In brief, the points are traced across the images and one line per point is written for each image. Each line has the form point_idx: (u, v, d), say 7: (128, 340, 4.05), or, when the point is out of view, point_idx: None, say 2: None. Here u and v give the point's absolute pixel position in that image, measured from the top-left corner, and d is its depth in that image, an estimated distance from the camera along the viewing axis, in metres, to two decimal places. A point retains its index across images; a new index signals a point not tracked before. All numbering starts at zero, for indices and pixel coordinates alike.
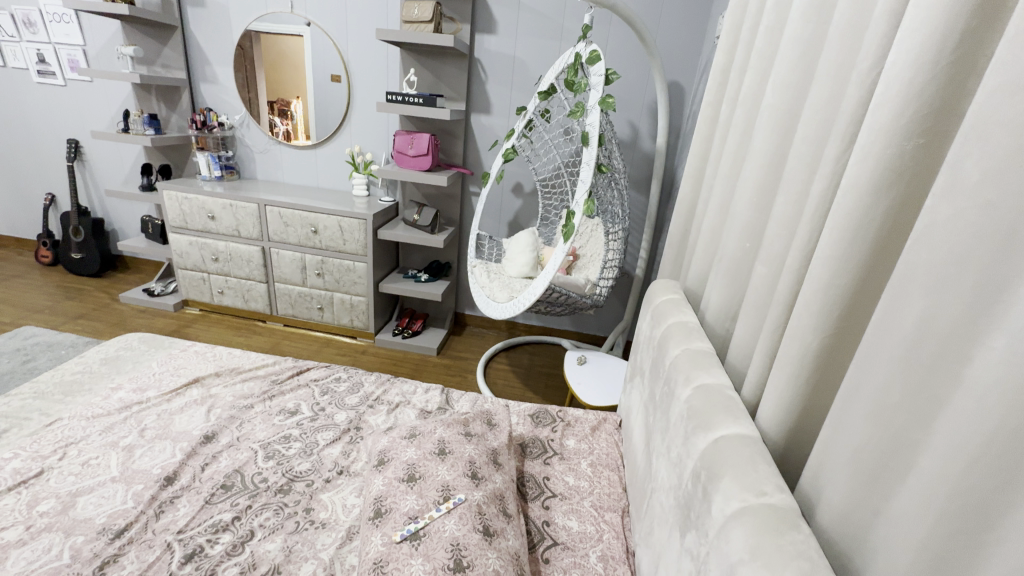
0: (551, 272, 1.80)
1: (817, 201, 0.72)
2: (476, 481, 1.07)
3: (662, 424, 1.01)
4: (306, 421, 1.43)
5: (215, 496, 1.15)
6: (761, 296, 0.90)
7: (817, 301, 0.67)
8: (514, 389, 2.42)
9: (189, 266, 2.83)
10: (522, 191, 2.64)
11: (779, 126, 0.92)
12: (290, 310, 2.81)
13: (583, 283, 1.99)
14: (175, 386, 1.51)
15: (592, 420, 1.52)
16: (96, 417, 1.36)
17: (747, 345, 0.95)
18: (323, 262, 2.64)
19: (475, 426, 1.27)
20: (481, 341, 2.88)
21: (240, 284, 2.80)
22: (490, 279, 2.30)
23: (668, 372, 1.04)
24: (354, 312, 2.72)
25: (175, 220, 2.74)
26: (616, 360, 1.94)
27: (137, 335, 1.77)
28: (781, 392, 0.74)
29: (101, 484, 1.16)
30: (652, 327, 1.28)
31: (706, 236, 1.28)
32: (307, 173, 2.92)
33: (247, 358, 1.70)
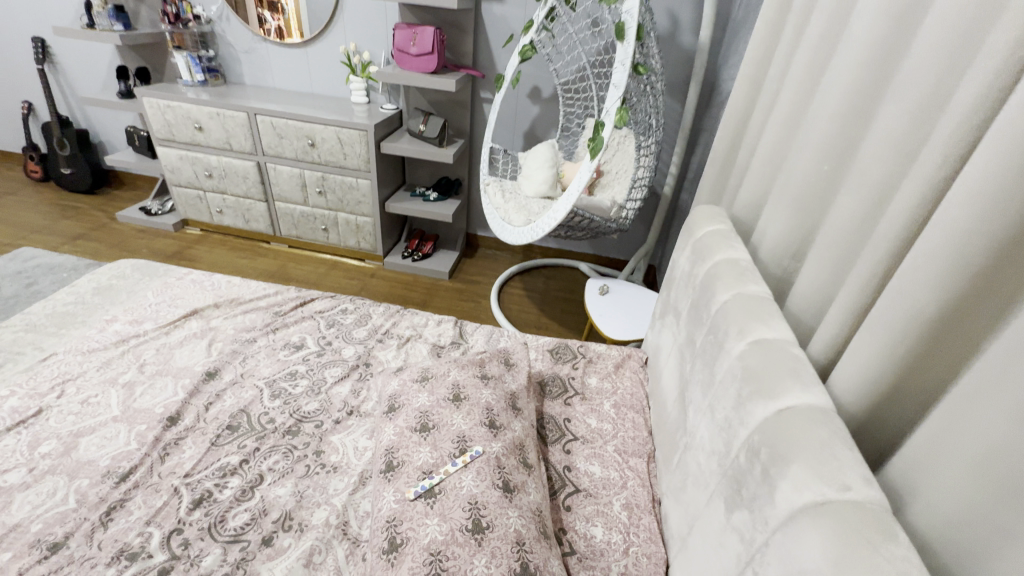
0: (577, 192, 1.63)
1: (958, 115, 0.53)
2: (494, 431, 0.99)
3: (703, 378, 0.89)
4: (313, 357, 1.35)
5: (221, 437, 1.10)
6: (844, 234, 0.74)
7: (946, 255, 0.51)
8: (529, 315, 2.32)
9: (183, 183, 2.65)
10: (541, 97, 2.34)
11: (898, 7, 0.70)
12: (293, 231, 2.67)
13: (609, 205, 1.80)
14: (173, 318, 1.42)
15: (616, 356, 1.42)
16: (92, 351, 1.29)
17: (815, 293, 0.80)
18: (323, 178, 2.44)
19: (492, 368, 1.18)
20: (495, 264, 2.75)
21: (238, 202, 2.64)
22: (505, 199, 2.11)
23: (714, 322, 0.90)
24: (360, 233, 2.57)
25: (161, 131, 2.51)
26: (640, 289, 1.80)
27: (129, 261, 1.66)
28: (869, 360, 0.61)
29: (103, 424, 1.11)
30: (691, 264, 1.12)
31: (765, 156, 1.08)
32: (300, 77, 2.62)
33: (247, 287, 1.59)
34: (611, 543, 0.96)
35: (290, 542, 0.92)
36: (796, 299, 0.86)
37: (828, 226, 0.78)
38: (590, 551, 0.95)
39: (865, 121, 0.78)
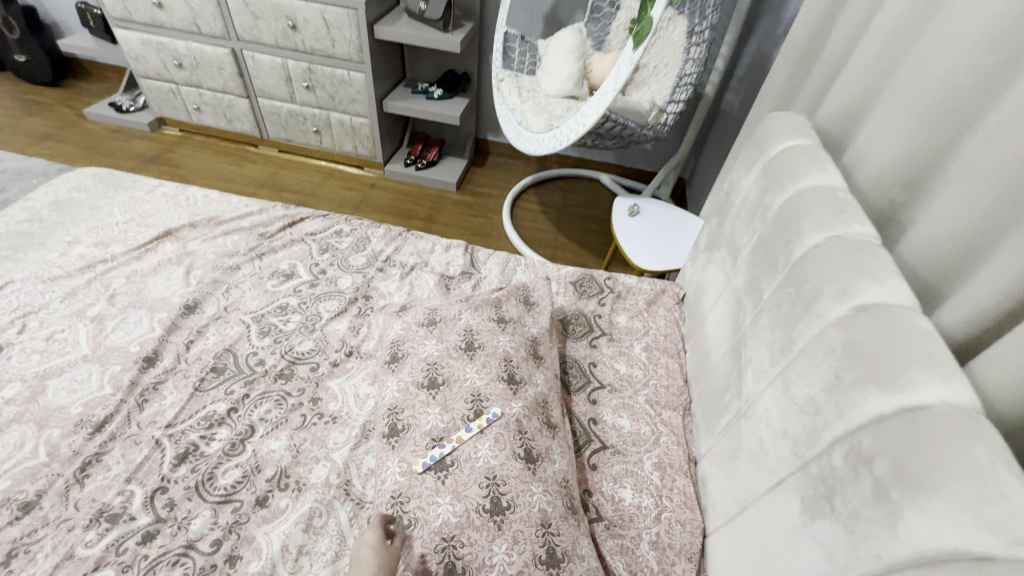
0: (613, 92, 1.35)
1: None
2: (513, 388, 0.85)
3: (774, 341, 0.72)
4: (305, 287, 1.19)
5: (205, 382, 0.98)
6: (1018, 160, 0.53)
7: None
8: (544, 233, 2.12)
9: (152, 74, 2.32)
10: None
11: None
12: (282, 133, 2.38)
13: (647, 109, 1.51)
14: (143, 240, 1.24)
15: (649, 290, 1.25)
16: (55, 279, 1.13)
17: (951, 238, 0.60)
18: (309, 70, 2.10)
19: (510, 309, 1.02)
20: (507, 174, 2.48)
21: (216, 98, 2.32)
22: (522, 99, 1.81)
23: (796, 271, 0.71)
24: (356, 137, 2.29)
25: (115, 9, 2.13)
26: (675, 211, 1.57)
27: (91, 171, 1.44)
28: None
29: (72, 365, 0.98)
30: (760, 191, 0.89)
31: (880, 46, 0.81)
32: None
33: (227, 204, 1.39)
34: (642, 507, 0.87)
35: (287, 504, 0.83)
36: (916, 244, 0.66)
37: (990, 144, 0.57)
38: (618, 517, 0.86)
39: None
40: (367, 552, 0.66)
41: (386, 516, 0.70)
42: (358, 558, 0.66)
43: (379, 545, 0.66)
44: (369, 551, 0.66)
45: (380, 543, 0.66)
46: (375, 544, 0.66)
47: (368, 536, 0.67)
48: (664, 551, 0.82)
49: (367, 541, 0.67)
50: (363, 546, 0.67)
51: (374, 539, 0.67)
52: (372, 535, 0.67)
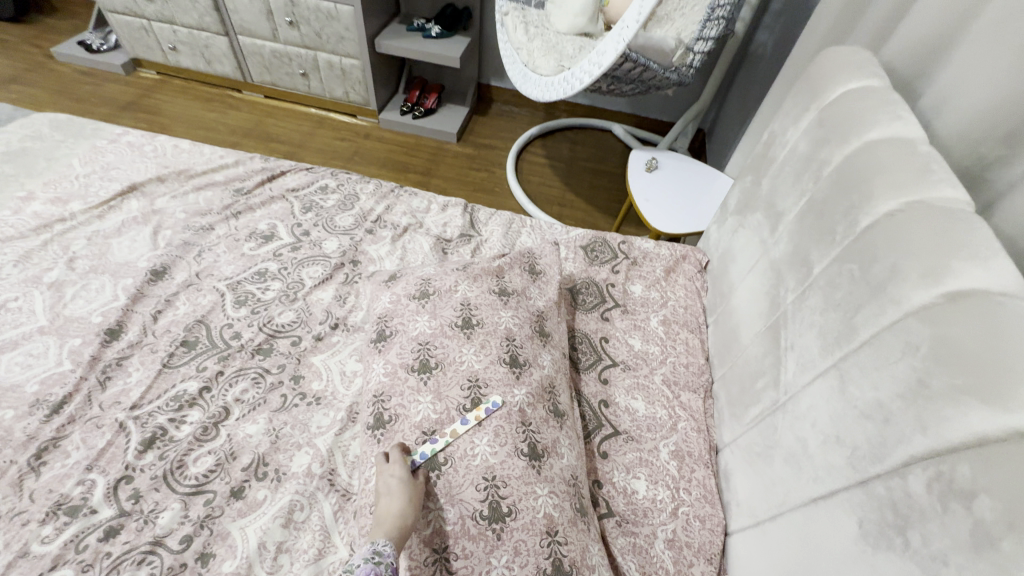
0: (635, 26, 1.17)
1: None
2: (516, 372, 0.74)
3: (827, 328, 0.61)
4: (286, 251, 1.08)
5: (174, 358, 0.88)
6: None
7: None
8: (551, 189, 1.96)
9: (120, 8, 2.09)
10: None
11: None
12: (267, 76, 2.19)
13: (672, 47, 1.32)
14: (105, 196, 1.12)
15: (668, 256, 1.12)
16: (6, 241, 1.02)
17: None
18: (292, 3, 1.89)
19: (513, 279, 0.90)
20: (511, 124, 2.29)
21: (192, 36, 2.11)
22: (528, 37, 1.61)
23: (861, 245, 0.58)
24: (347, 80, 2.09)
25: None
26: (698, 166, 1.42)
27: (47, 118, 1.29)
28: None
29: (27, 338, 0.89)
30: (813, 145, 0.75)
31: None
32: None
33: (200, 156, 1.25)
34: (657, 501, 0.78)
35: (266, 495, 0.75)
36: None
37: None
38: (631, 512, 0.78)
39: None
40: (393, 479, 0.62)
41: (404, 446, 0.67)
42: (384, 490, 0.62)
43: (406, 477, 0.63)
44: (397, 482, 0.62)
45: (405, 476, 0.63)
46: (402, 474, 0.63)
47: (392, 468, 0.64)
48: (681, 551, 0.74)
49: (390, 469, 0.64)
50: (388, 478, 0.63)
51: (400, 470, 0.63)
52: (396, 468, 0.64)
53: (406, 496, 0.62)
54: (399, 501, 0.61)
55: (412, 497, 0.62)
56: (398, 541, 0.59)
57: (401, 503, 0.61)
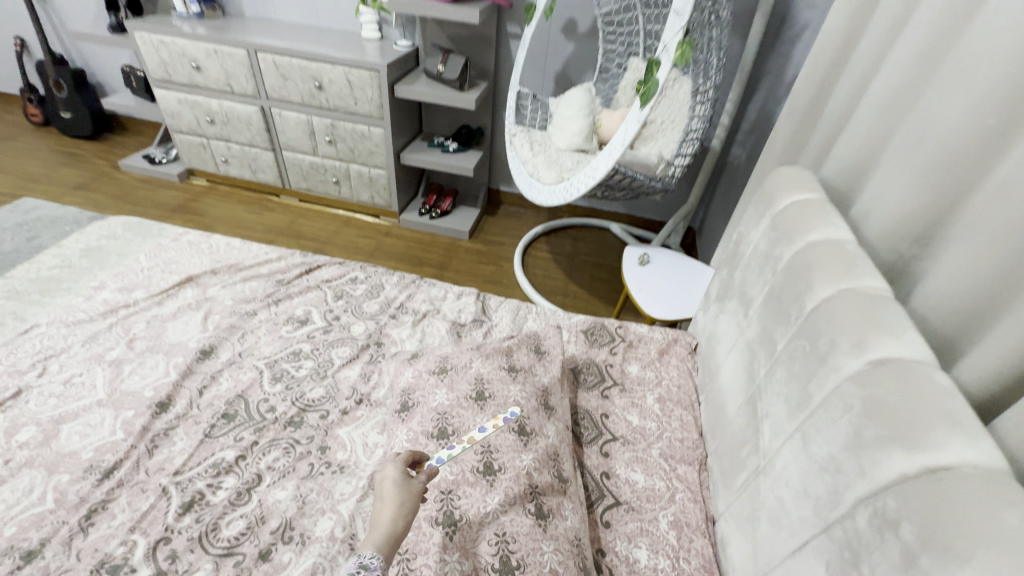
0: (622, 147, 1.41)
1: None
2: (524, 439, 0.83)
3: (790, 394, 0.71)
4: (318, 334, 1.21)
5: (215, 428, 0.98)
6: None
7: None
8: (555, 281, 2.14)
9: (185, 129, 2.46)
10: (576, 31, 2.04)
11: None
12: (303, 183, 2.49)
13: (655, 162, 1.56)
14: (166, 285, 1.28)
15: (661, 340, 1.24)
16: (78, 324, 1.17)
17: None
18: (332, 126, 2.22)
19: (521, 358, 1.01)
20: (518, 223, 2.54)
21: (243, 151, 2.44)
22: (534, 153, 1.89)
23: (809, 325, 0.71)
24: (374, 187, 2.38)
25: (157, 72, 2.29)
26: (685, 260, 1.59)
27: (121, 220, 1.51)
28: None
29: (87, 410, 0.99)
30: (768, 244, 0.91)
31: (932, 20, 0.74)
32: (304, 8, 2.31)
33: (249, 251, 1.44)
34: (658, 570, 0.82)
35: (291, 558, 0.81)
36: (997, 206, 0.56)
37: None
38: None
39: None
40: (391, 483, 0.65)
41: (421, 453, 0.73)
42: (380, 492, 0.64)
43: (401, 479, 0.66)
44: (391, 485, 0.65)
45: (400, 480, 0.65)
46: (397, 476, 0.66)
47: (389, 471, 0.66)
48: None
49: (390, 473, 0.66)
50: (384, 480, 0.66)
51: (396, 472, 0.66)
52: (393, 470, 0.67)
53: (401, 500, 0.64)
54: (392, 509, 0.62)
55: (407, 505, 0.63)
56: (385, 551, 0.58)
57: (393, 512, 0.61)
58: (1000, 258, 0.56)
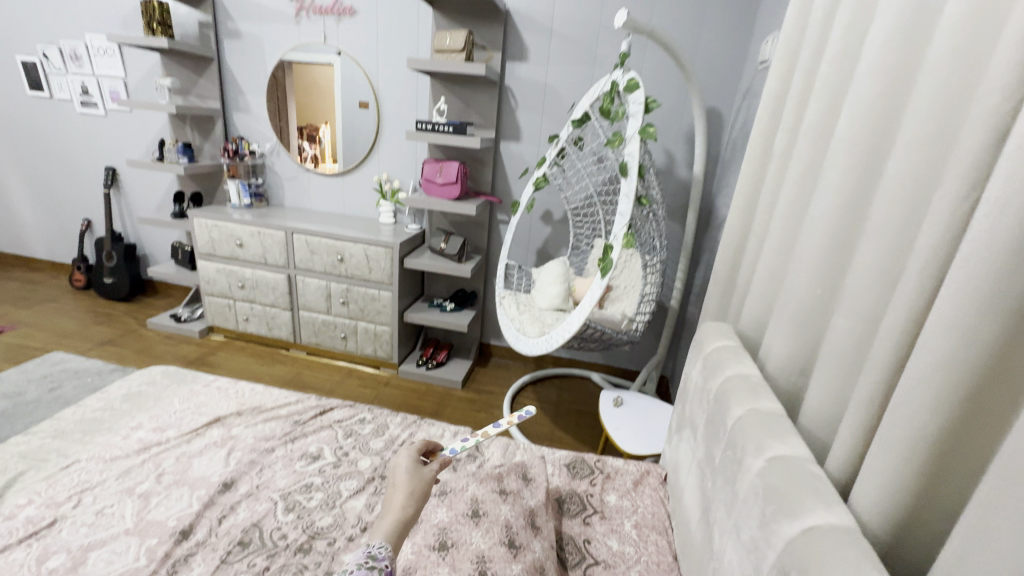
0: (590, 307, 1.74)
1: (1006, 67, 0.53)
2: (514, 552, 0.96)
3: (726, 498, 0.89)
4: (329, 468, 1.35)
5: (231, 554, 1.07)
6: (906, 202, 0.68)
7: (954, 348, 0.55)
8: (541, 426, 2.29)
9: (215, 292, 2.82)
10: (551, 219, 2.58)
11: (862, 162, 0.81)
12: (313, 338, 2.76)
13: (620, 318, 1.89)
14: (195, 425, 1.45)
15: (635, 471, 1.40)
16: (114, 459, 1.30)
17: (874, 295, 0.73)
18: (348, 290, 2.60)
19: (510, 482, 1.17)
20: (507, 373, 2.78)
21: (264, 311, 2.77)
22: (520, 311, 2.22)
23: (731, 439, 0.92)
24: (378, 342, 2.66)
25: (204, 247, 2.73)
26: (653, 402, 1.82)
27: (160, 369, 1.73)
28: (975, 320, 0.53)
29: (114, 538, 1.09)
30: (704, 379, 1.16)
31: (791, 188, 1.04)
32: (334, 200, 2.88)
33: (270, 395, 1.64)
34: None
35: None
36: (846, 311, 0.79)
37: (880, 211, 0.72)
38: None
39: (901, 97, 0.77)
40: (402, 472, 0.90)
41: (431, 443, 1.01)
42: (395, 477, 0.89)
43: (411, 468, 0.91)
44: (403, 471, 0.90)
45: (409, 468, 0.91)
46: (407, 465, 0.91)
47: (400, 463, 0.92)
48: None
49: (401, 465, 0.92)
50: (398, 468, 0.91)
51: (406, 462, 0.92)
52: (405, 461, 0.92)
53: (411, 484, 0.88)
54: (403, 493, 0.85)
55: (414, 488, 0.87)
56: (398, 523, 0.81)
57: (404, 494, 0.85)
58: (850, 363, 0.78)
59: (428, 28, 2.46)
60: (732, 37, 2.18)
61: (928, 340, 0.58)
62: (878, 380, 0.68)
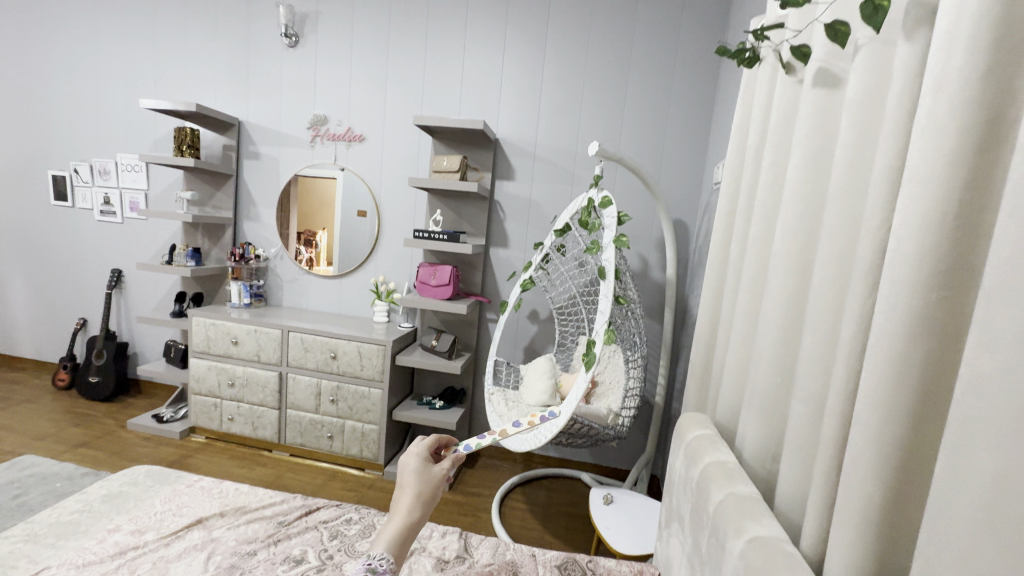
0: (576, 400, 1.79)
1: (880, 198, 0.69)
2: None
3: None
4: (312, 572, 1.30)
5: None
6: (831, 303, 0.81)
7: (879, 423, 0.64)
8: (531, 531, 2.21)
9: (203, 391, 2.81)
10: (538, 317, 2.73)
11: (796, 267, 0.97)
12: (298, 438, 2.72)
13: (606, 413, 1.95)
14: (176, 527, 1.41)
15: (627, 572, 1.35)
16: (87, 564, 1.24)
17: (819, 379, 0.83)
18: (338, 388, 2.62)
19: None
20: (496, 474, 2.72)
21: (251, 410, 2.75)
22: (509, 408, 2.26)
23: (714, 525, 0.96)
24: (364, 441, 2.62)
25: (199, 344, 2.78)
26: (643, 499, 1.81)
27: (143, 469, 1.71)
28: (891, 393, 0.62)
29: None
30: (686, 468, 1.21)
31: (746, 288, 1.19)
32: (330, 300, 3.02)
33: (254, 496, 1.61)
34: None
35: None
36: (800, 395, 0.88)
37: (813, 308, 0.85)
38: None
39: (816, 218, 0.94)
40: (411, 473, 0.94)
41: (445, 437, 1.05)
42: (404, 478, 0.94)
43: (420, 470, 0.95)
44: (413, 473, 0.94)
45: (417, 471, 0.95)
46: (417, 467, 0.95)
47: (409, 465, 0.96)
48: None
49: (410, 466, 0.96)
50: (408, 468, 0.95)
51: (416, 464, 0.96)
52: (415, 461, 0.96)
53: (418, 487, 0.93)
54: (410, 499, 0.91)
55: (422, 492, 0.92)
56: (402, 531, 0.88)
57: (410, 498, 0.91)
58: (808, 443, 0.86)
59: (427, 152, 2.81)
60: (691, 162, 2.54)
61: (860, 416, 0.66)
62: (831, 455, 0.76)
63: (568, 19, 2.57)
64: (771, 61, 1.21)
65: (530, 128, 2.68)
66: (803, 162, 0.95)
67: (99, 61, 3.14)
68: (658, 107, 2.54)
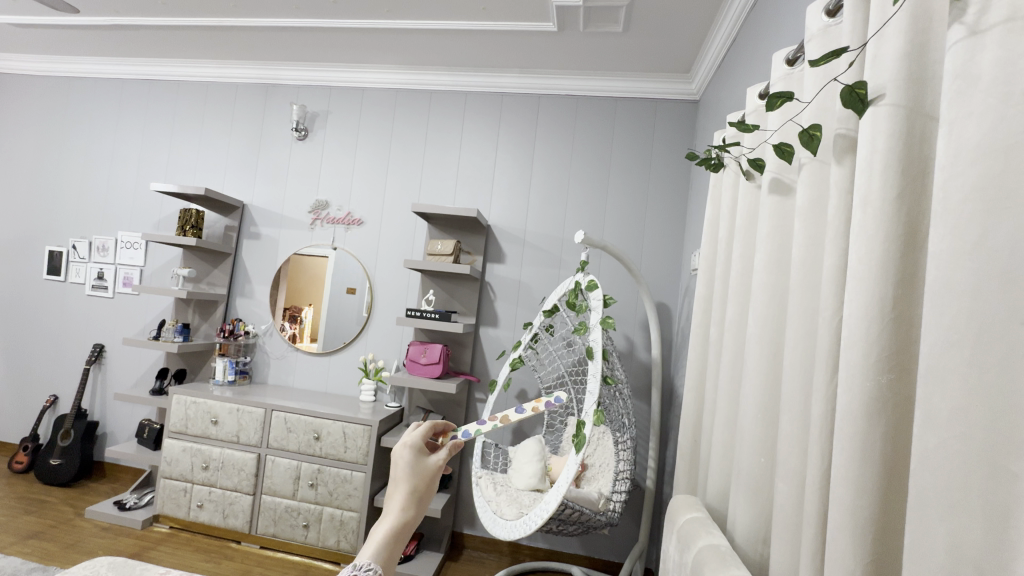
0: (567, 483, 1.76)
1: (831, 291, 0.79)
2: None
3: None
4: None
5: None
6: (802, 383, 0.88)
7: (850, 500, 0.68)
8: None
9: (174, 475, 2.67)
10: (526, 397, 2.74)
11: (768, 348, 1.05)
12: (271, 527, 2.56)
13: (596, 497, 1.91)
14: None
15: None
16: None
17: (797, 456, 0.88)
18: (318, 471, 2.52)
19: None
20: (480, 568, 2.56)
21: (224, 495, 2.61)
22: (496, 492, 2.18)
23: None
24: (342, 531, 2.47)
25: (176, 424, 2.69)
26: None
27: (105, 561, 1.58)
28: (861, 468, 0.67)
29: None
30: (680, 553, 1.19)
31: (727, 368, 1.26)
32: (316, 377, 3.00)
33: None
34: None
35: None
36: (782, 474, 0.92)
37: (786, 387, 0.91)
38: None
39: (781, 305, 1.05)
40: (404, 462, 0.89)
41: (442, 423, 0.99)
42: (398, 469, 0.88)
43: (413, 462, 0.90)
44: (406, 464, 0.89)
45: (410, 462, 0.89)
46: (410, 458, 0.90)
47: (402, 456, 0.90)
48: None
49: (403, 456, 0.90)
50: (401, 459, 0.90)
51: (409, 455, 0.90)
52: (408, 451, 0.90)
53: (412, 480, 0.88)
54: (402, 495, 0.85)
55: (415, 485, 0.87)
56: (393, 535, 0.81)
57: (404, 492, 0.85)
58: (791, 522, 0.89)
59: (421, 235, 2.96)
60: (669, 249, 2.73)
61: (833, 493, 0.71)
62: (815, 532, 0.79)
63: (556, 124, 2.87)
64: (733, 167, 1.38)
65: (519, 217, 2.87)
66: (768, 255, 1.07)
67: (116, 147, 3.34)
68: (637, 200, 2.77)
